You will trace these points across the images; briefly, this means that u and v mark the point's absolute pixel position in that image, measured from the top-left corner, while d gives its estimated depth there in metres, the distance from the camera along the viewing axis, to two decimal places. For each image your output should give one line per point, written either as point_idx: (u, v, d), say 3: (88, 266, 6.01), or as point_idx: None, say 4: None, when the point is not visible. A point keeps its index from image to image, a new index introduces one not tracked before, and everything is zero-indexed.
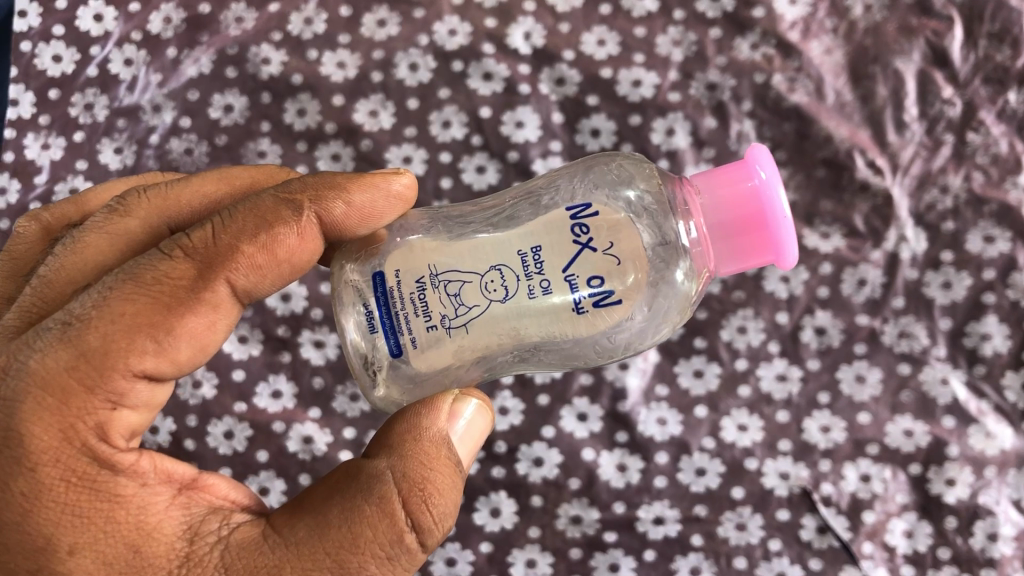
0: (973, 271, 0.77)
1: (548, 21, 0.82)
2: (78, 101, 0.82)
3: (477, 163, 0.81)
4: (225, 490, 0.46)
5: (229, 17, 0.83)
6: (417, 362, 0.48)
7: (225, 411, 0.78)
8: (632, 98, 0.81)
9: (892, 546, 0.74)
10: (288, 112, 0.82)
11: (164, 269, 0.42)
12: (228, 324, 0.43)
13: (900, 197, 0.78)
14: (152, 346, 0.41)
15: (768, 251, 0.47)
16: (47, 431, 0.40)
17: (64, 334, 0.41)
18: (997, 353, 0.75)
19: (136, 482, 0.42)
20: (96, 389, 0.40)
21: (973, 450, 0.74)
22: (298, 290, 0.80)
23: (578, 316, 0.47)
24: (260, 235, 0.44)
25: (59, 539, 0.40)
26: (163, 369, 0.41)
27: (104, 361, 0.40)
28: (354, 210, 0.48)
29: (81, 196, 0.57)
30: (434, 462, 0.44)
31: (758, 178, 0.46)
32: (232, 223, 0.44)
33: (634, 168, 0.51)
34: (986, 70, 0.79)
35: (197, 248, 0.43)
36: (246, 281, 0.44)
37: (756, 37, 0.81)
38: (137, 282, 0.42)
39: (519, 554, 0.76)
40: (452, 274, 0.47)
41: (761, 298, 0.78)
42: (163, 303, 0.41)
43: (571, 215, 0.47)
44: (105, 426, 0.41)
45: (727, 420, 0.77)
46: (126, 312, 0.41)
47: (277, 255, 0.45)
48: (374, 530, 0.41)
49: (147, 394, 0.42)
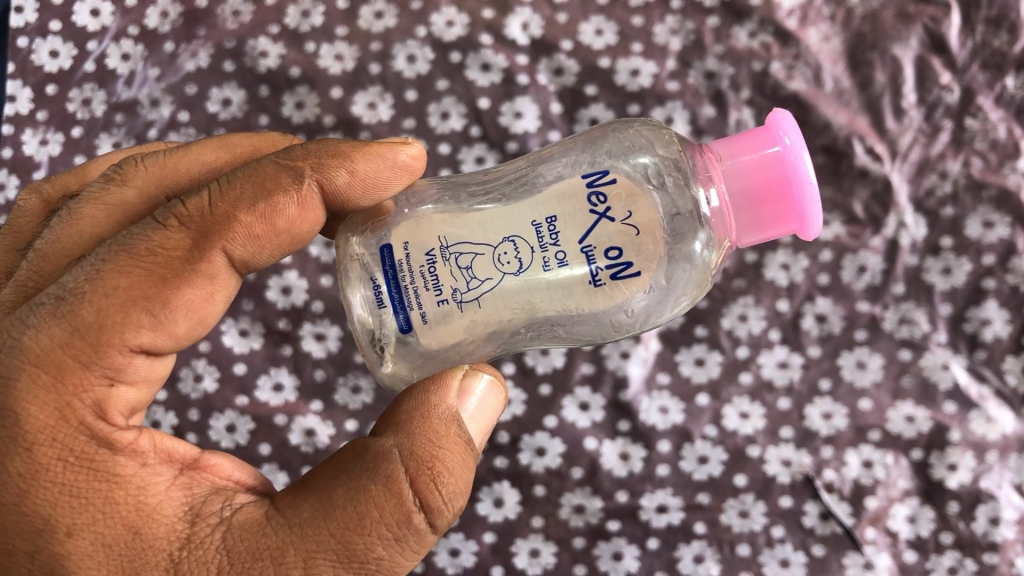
0: (973, 257, 0.77)
1: (545, 12, 0.82)
2: (76, 96, 0.82)
3: (476, 154, 0.81)
4: (229, 470, 0.46)
5: (226, 11, 0.83)
6: (425, 337, 0.48)
7: (228, 405, 0.78)
8: (630, 87, 0.81)
9: (894, 531, 0.74)
10: (286, 105, 0.82)
11: (159, 239, 0.43)
12: (225, 296, 0.44)
13: (899, 183, 0.78)
14: (149, 319, 0.41)
15: (792, 217, 0.47)
16: (43, 409, 0.40)
17: (58, 309, 0.41)
18: (997, 338, 0.75)
19: (136, 462, 0.42)
20: (92, 365, 0.41)
21: (975, 435, 0.75)
22: (299, 284, 0.80)
23: (596, 288, 0.47)
24: (259, 203, 0.45)
25: (57, 519, 0.40)
26: (161, 342, 0.42)
27: (99, 337, 0.40)
28: (357, 179, 0.48)
29: (80, 167, 0.57)
30: (444, 440, 0.44)
31: (783, 143, 0.46)
32: (230, 190, 0.45)
33: (653, 134, 0.51)
34: (984, 55, 0.79)
35: (193, 217, 0.44)
36: (243, 251, 0.44)
37: (754, 26, 0.81)
38: (131, 254, 0.42)
39: (523, 544, 0.76)
40: (463, 246, 0.48)
41: (761, 286, 0.78)
42: (159, 275, 0.42)
43: (588, 183, 0.47)
44: (102, 403, 0.41)
45: (728, 408, 0.77)
46: (119, 285, 0.41)
47: (276, 225, 0.45)
48: (381, 512, 0.41)
49: (145, 369, 0.42)
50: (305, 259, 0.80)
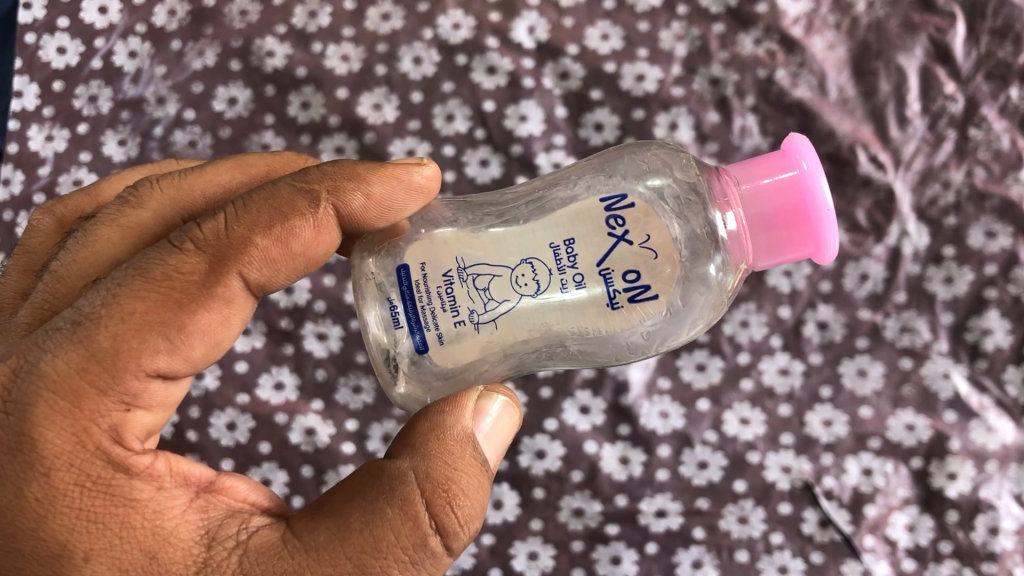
0: (975, 266, 0.77)
1: (552, 16, 0.82)
2: (82, 93, 0.83)
3: (480, 156, 0.81)
4: (243, 492, 0.46)
5: (234, 10, 0.83)
6: (441, 357, 0.48)
7: (228, 403, 0.78)
8: (635, 92, 0.81)
9: (893, 539, 0.74)
10: (292, 105, 0.82)
11: (174, 264, 0.43)
12: (241, 319, 0.44)
13: (902, 192, 0.78)
14: (165, 344, 0.41)
15: (809, 241, 0.47)
16: (59, 435, 0.40)
17: (73, 334, 0.41)
18: (998, 347, 0.75)
19: (152, 486, 0.42)
20: (108, 391, 0.41)
21: (975, 444, 0.75)
22: (301, 282, 0.80)
23: (612, 311, 0.47)
24: (274, 226, 0.45)
25: (74, 545, 0.41)
26: (177, 367, 0.42)
27: (115, 362, 0.40)
28: (373, 201, 0.48)
29: (94, 187, 0.57)
30: (460, 462, 0.44)
31: (801, 167, 0.47)
32: (246, 214, 0.45)
33: (668, 158, 0.51)
34: (988, 66, 0.79)
35: (209, 240, 0.44)
36: (259, 275, 0.44)
37: (760, 33, 0.81)
38: (147, 279, 0.42)
39: (521, 547, 0.76)
40: (480, 268, 0.48)
41: (763, 292, 0.78)
42: (175, 299, 0.42)
43: (606, 207, 0.48)
44: (119, 428, 0.41)
45: (729, 414, 0.77)
46: (136, 310, 0.41)
47: (291, 248, 0.45)
48: (397, 534, 0.41)
49: (162, 393, 0.42)
50: None
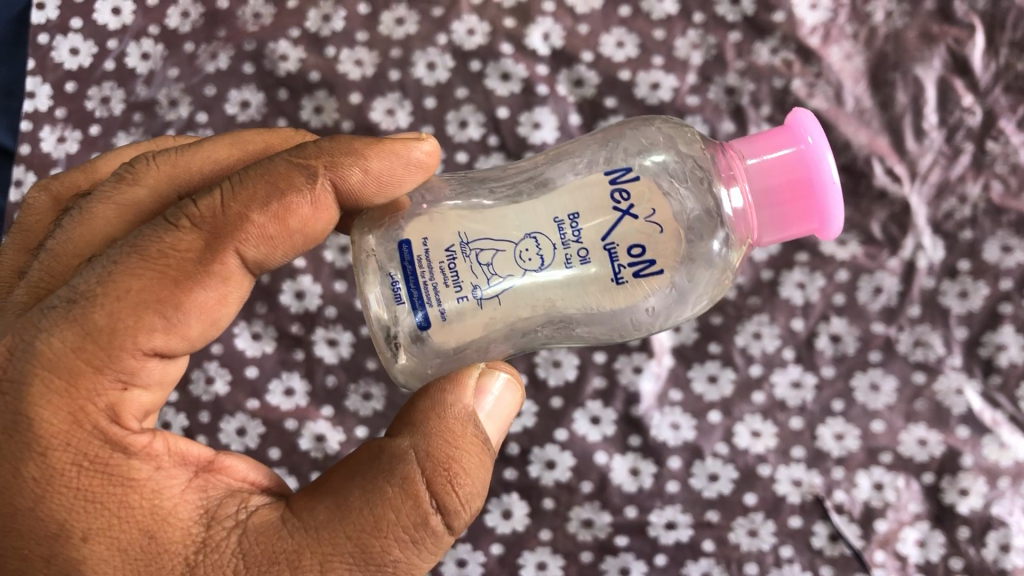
0: (991, 281, 0.76)
1: (567, 22, 0.82)
2: (95, 95, 0.82)
3: (493, 163, 0.81)
4: (243, 471, 0.46)
5: (247, 13, 0.83)
6: (443, 334, 0.48)
7: (238, 408, 0.78)
8: (650, 100, 0.81)
9: (904, 555, 0.74)
10: (305, 109, 0.82)
11: (171, 241, 0.42)
12: (240, 296, 0.44)
13: (918, 205, 0.78)
14: (162, 322, 0.41)
15: (813, 217, 0.47)
16: (56, 414, 0.40)
17: (69, 312, 0.41)
18: (1013, 363, 0.75)
19: (150, 465, 0.42)
20: (105, 369, 0.41)
21: (987, 460, 0.74)
22: (312, 288, 0.80)
23: (618, 286, 0.47)
24: (272, 203, 0.44)
25: (72, 525, 0.40)
26: (175, 344, 0.42)
27: (113, 340, 0.40)
28: (371, 177, 0.48)
29: (90, 164, 0.57)
30: (459, 439, 0.44)
31: (805, 142, 0.46)
32: (243, 189, 0.44)
33: (674, 132, 0.51)
34: (1007, 78, 0.78)
35: (205, 217, 0.43)
36: (257, 252, 0.44)
37: (776, 42, 0.81)
38: (144, 256, 0.42)
39: (530, 557, 0.76)
40: (483, 243, 0.48)
41: (776, 304, 0.78)
42: (171, 277, 0.41)
43: (611, 181, 0.47)
44: (116, 407, 0.41)
45: (740, 426, 0.77)
46: (133, 288, 0.41)
47: (289, 225, 0.45)
48: (397, 513, 0.41)
49: (159, 371, 0.42)
50: (320, 263, 0.80)
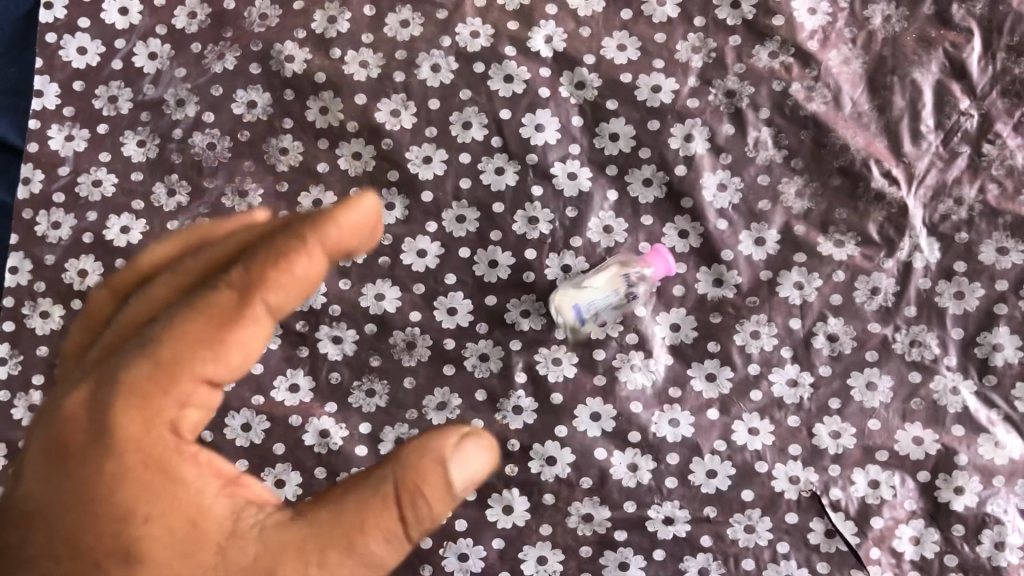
0: (986, 282, 0.77)
1: (569, 25, 0.83)
2: (103, 94, 0.84)
3: (495, 164, 0.82)
4: (262, 490, 0.42)
5: (254, 14, 0.84)
6: None
7: (243, 404, 0.79)
8: (651, 103, 0.82)
9: (899, 551, 0.75)
10: (311, 109, 0.83)
11: (208, 298, 0.35)
12: (264, 341, 0.36)
13: (915, 208, 0.79)
14: (208, 352, 0.35)
15: None
16: (121, 429, 0.35)
17: (134, 348, 0.35)
18: (1008, 363, 0.76)
19: (200, 478, 0.38)
20: (165, 396, 0.35)
21: (982, 459, 0.75)
22: (317, 286, 0.81)
23: None
24: (276, 264, 0.35)
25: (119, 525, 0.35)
26: (220, 373, 0.36)
27: (173, 368, 0.35)
28: (341, 233, 0.36)
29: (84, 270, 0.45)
30: (425, 470, 0.39)
31: None
32: (251, 268, 0.35)
33: None
34: (1003, 82, 0.80)
35: (238, 283, 0.35)
36: (278, 300, 0.35)
37: (776, 46, 0.82)
38: (188, 306, 0.35)
39: (531, 551, 0.77)
40: None
41: (774, 304, 0.79)
42: (217, 321, 0.35)
43: None
44: (174, 425, 0.36)
45: (738, 424, 0.78)
46: (181, 332, 0.35)
47: (290, 281, 0.35)
48: (367, 516, 0.38)
49: (209, 398, 0.36)
50: None
